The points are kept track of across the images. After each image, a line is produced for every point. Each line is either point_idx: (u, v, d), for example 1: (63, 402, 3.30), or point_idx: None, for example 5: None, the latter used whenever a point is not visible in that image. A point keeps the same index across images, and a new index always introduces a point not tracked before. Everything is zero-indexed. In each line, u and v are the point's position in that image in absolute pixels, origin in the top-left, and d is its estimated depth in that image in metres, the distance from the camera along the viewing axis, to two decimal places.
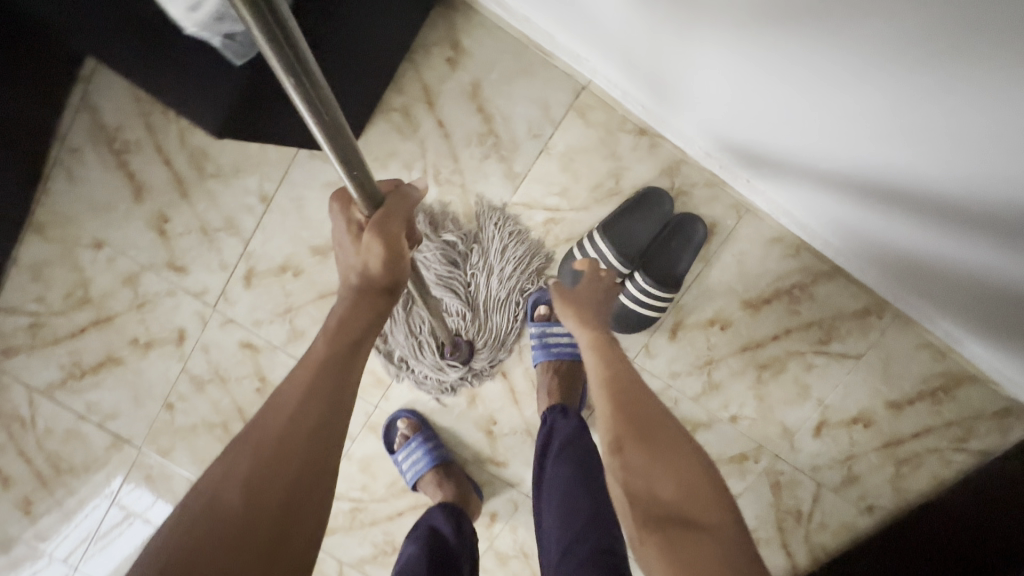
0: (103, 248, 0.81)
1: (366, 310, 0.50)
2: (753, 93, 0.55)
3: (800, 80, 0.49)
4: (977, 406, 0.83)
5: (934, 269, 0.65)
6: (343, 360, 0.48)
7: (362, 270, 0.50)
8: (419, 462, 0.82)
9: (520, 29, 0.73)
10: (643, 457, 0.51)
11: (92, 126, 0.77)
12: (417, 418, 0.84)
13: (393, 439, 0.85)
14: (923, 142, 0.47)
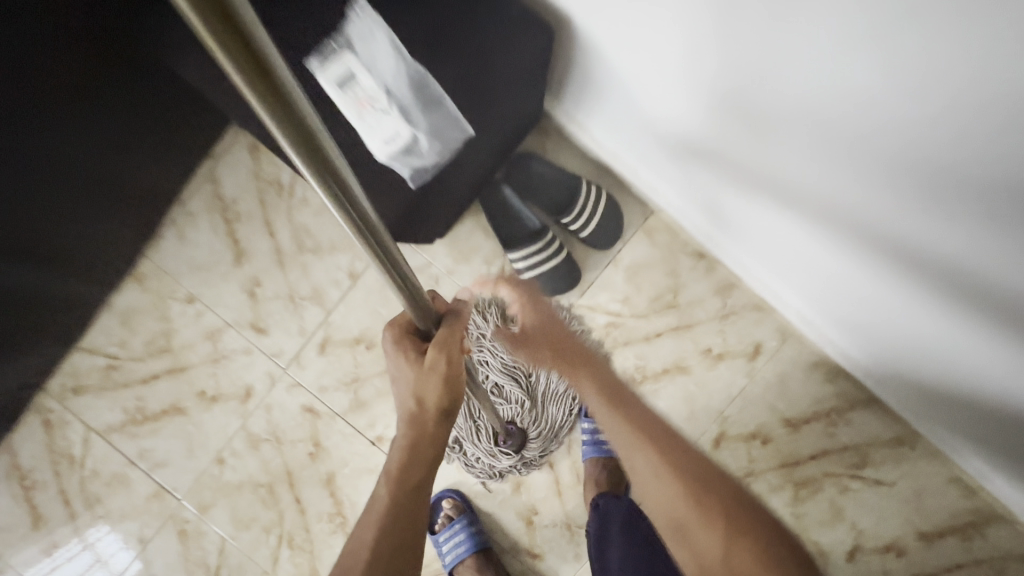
0: (194, 303, 0.87)
1: (428, 437, 0.53)
2: (812, 229, 0.62)
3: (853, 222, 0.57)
4: (1007, 547, 0.85)
5: (977, 408, 0.67)
6: (412, 495, 0.52)
7: (422, 398, 0.52)
8: (461, 545, 0.84)
9: (605, 157, 0.81)
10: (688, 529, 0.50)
11: (212, 196, 0.86)
12: (462, 499, 0.87)
13: (435, 519, 0.87)
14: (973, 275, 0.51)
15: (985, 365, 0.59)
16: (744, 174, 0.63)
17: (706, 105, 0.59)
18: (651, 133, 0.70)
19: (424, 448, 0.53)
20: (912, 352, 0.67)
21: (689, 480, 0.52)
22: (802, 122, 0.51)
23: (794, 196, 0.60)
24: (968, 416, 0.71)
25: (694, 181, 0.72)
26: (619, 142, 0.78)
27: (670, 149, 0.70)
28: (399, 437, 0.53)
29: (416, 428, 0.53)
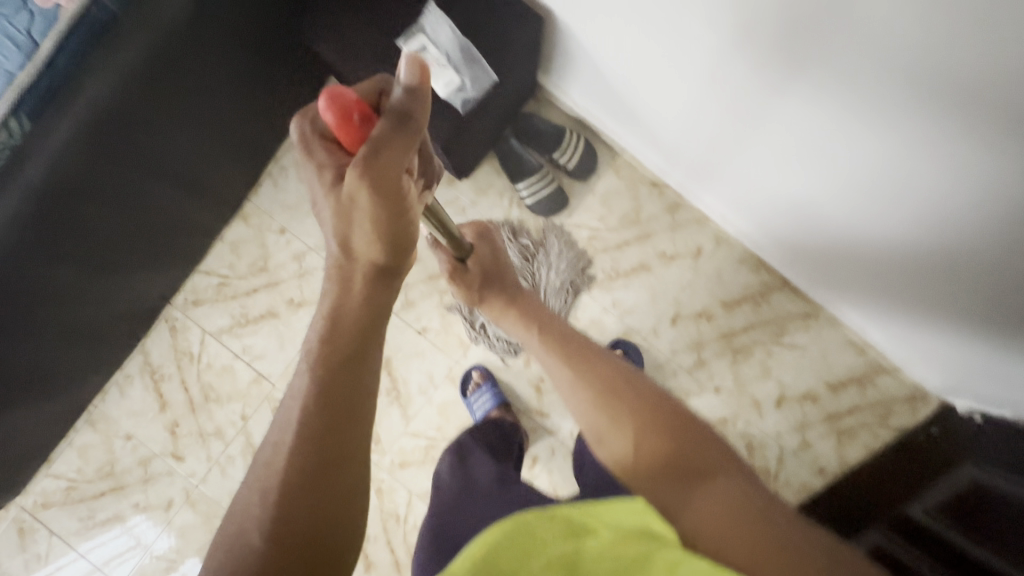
0: (285, 233, 1.18)
1: (361, 291, 0.56)
2: (786, 172, 0.89)
3: (820, 168, 0.83)
4: (892, 392, 1.15)
5: (880, 287, 0.99)
6: (347, 361, 0.54)
7: (350, 241, 0.55)
8: (488, 401, 1.12)
9: (581, 114, 1.13)
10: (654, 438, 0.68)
11: (299, 154, 1.17)
12: (487, 371, 1.16)
13: (467, 387, 1.16)
14: (893, 213, 0.81)
15: (902, 266, 0.89)
16: (723, 132, 0.91)
17: (740, 88, 0.80)
18: (634, 98, 0.99)
19: (358, 307, 0.55)
20: (843, 255, 0.97)
21: (596, 382, 0.76)
22: (812, 107, 0.74)
23: (779, 148, 0.85)
24: (863, 290, 1.02)
25: (663, 131, 1.02)
26: (590, 102, 1.09)
27: (655, 111, 0.98)
28: (330, 292, 0.56)
29: (346, 279, 0.56)
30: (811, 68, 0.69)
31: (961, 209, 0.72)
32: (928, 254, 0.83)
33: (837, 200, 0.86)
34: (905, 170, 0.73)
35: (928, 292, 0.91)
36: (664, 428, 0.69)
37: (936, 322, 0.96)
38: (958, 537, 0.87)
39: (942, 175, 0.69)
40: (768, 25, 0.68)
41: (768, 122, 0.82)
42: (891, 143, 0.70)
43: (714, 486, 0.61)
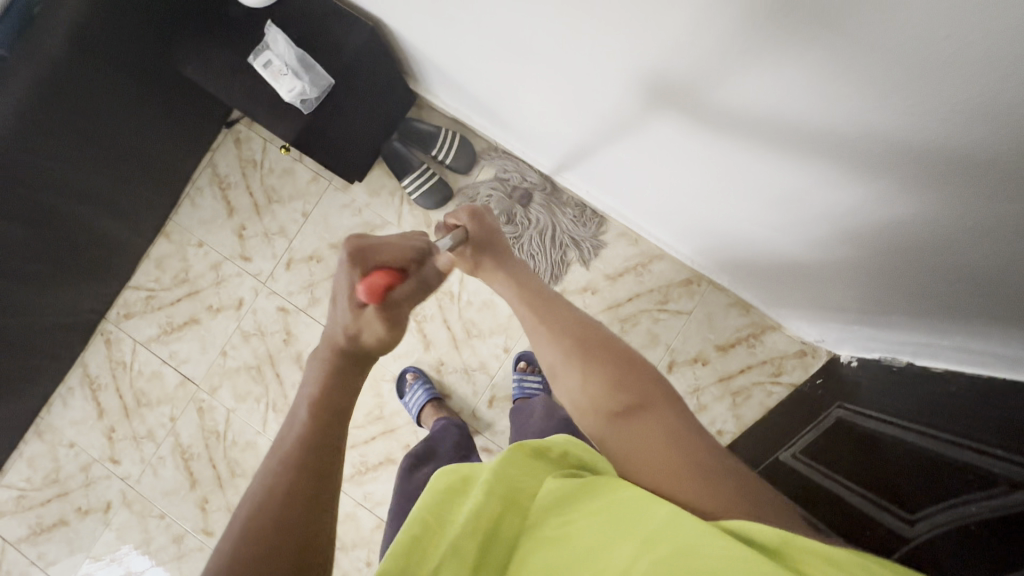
0: (203, 246, 1.30)
1: (340, 375, 0.51)
2: (710, 191, 0.87)
3: (745, 195, 0.81)
4: (782, 349, 1.18)
5: (796, 283, 0.98)
6: (332, 416, 0.50)
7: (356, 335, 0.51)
8: (421, 398, 1.17)
9: (456, 114, 1.24)
10: (600, 371, 0.64)
11: (211, 175, 1.31)
12: (420, 371, 1.23)
13: (403, 388, 1.23)
14: (815, 241, 0.80)
15: (824, 276, 0.89)
16: (658, 180, 0.96)
17: (665, 120, 0.76)
18: (503, 108, 1.07)
19: (340, 387, 0.51)
20: (768, 260, 0.97)
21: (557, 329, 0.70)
22: (737, 146, 0.70)
23: (701, 172, 0.83)
24: (772, 284, 1.06)
25: (553, 146, 1.11)
26: (459, 103, 1.20)
27: (587, 155, 1.05)
28: (319, 362, 0.52)
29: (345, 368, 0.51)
30: (708, 134, 0.72)
31: (880, 268, 0.75)
32: (847, 276, 0.83)
33: (764, 222, 0.85)
34: (833, 214, 0.70)
35: (854, 300, 0.90)
36: (610, 366, 0.65)
37: (843, 310, 0.97)
38: (812, 474, 0.95)
39: (871, 226, 0.67)
40: (675, 109, 0.72)
41: (691, 150, 0.79)
42: (815, 186, 0.67)
43: (653, 419, 0.60)
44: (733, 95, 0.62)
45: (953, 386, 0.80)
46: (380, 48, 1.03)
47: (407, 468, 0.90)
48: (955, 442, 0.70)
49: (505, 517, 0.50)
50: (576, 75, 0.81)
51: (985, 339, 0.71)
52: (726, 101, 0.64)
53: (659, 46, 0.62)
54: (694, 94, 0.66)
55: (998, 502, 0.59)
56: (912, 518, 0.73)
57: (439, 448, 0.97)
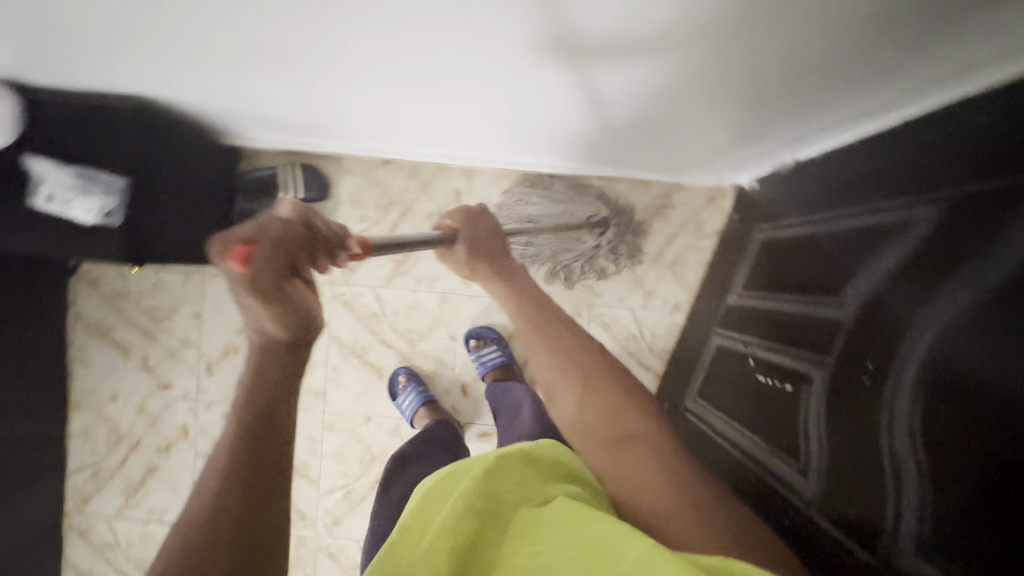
0: (118, 397, 1.23)
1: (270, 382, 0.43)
2: (538, 104, 0.80)
3: (570, 94, 0.75)
4: (693, 205, 1.19)
5: (667, 148, 0.96)
6: (275, 366, 0.44)
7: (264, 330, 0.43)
8: (414, 402, 1.15)
9: (283, 146, 1.17)
10: (597, 396, 0.71)
11: (85, 326, 1.22)
12: (413, 373, 1.20)
13: (396, 389, 1.19)
14: (661, 108, 0.76)
15: (686, 129, 0.85)
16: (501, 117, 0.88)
17: (453, 64, 0.68)
18: (310, 117, 0.98)
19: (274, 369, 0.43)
20: (633, 139, 0.93)
21: (559, 349, 0.76)
22: (531, 56, 0.64)
23: (520, 91, 0.76)
24: (649, 157, 1.03)
25: (376, 129, 1.01)
26: (275, 136, 1.11)
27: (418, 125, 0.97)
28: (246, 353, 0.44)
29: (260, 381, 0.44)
30: (498, 57, 0.65)
31: (726, 102, 0.71)
32: (702, 121, 0.80)
33: (605, 110, 0.80)
34: (655, 77, 0.65)
35: (723, 136, 0.87)
36: (608, 392, 0.71)
37: (717, 149, 0.96)
38: (754, 302, 0.94)
39: (696, 72, 0.62)
40: (457, 51, 0.64)
41: (496, 78, 0.72)
42: (621, 61, 0.62)
43: (649, 450, 0.65)
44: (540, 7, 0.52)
45: (836, 163, 0.82)
46: (164, 123, 0.94)
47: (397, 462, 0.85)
48: (863, 214, 0.72)
49: (484, 534, 0.51)
50: (347, 65, 0.72)
51: (848, 106, 0.70)
52: (518, 10, 0.53)
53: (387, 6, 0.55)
54: (472, 28, 0.58)
55: (909, 248, 0.61)
56: (842, 301, 0.70)
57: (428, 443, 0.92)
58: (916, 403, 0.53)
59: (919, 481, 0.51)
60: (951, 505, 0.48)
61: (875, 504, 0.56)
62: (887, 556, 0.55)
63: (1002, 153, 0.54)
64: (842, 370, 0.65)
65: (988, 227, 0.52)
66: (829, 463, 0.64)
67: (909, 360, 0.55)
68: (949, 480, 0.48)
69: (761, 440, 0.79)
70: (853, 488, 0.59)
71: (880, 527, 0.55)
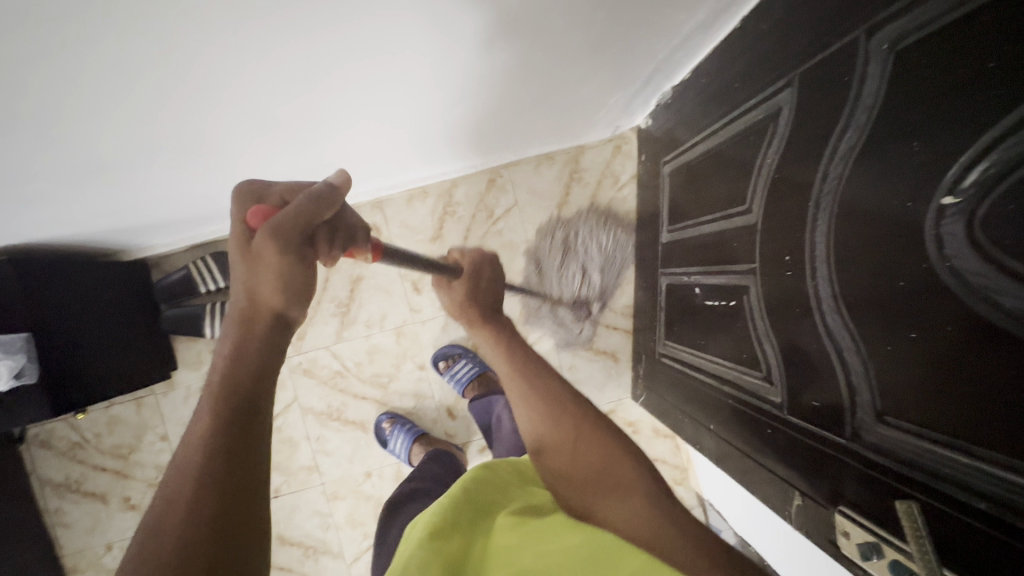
0: (112, 545, 1.18)
1: (265, 335, 0.47)
2: (406, 118, 0.79)
3: (430, 96, 0.73)
4: (602, 159, 1.20)
5: (552, 117, 0.96)
6: (252, 383, 0.44)
7: (256, 294, 0.47)
8: (405, 442, 1.12)
9: (185, 243, 1.13)
10: (604, 413, 0.72)
11: (52, 490, 1.16)
12: (395, 414, 1.18)
13: (384, 437, 1.17)
14: (524, 79, 0.74)
15: (559, 94, 0.84)
16: (381, 147, 0.88)
17: (299, 108, 0.66)
18: (191, 207, 0.94)
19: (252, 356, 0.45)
20: (517, 120, 0.92)
21: None
22: (370, 73, 0.62)
23: (381, 111, 0.74)
24: (540, 131, 1.03)
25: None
26: (170, 237, 1.08)
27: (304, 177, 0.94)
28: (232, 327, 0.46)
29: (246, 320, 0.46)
30: (338, 86, 0.63)
31: (580, 54, 0.71)
32: (568, 81, 0.80)
33: (471, 100, 0.78)
34: (500, 51, 0.64)
35: (596, 88, 0.87)
36: (615, 415, 0.72)
37: (599, 102, 0.96)
38: (680, 231, 0.95)
39: (534, 32, 0.61)
40: (294, 94, 0.62)
41: (351, 107, 0.70)
42: (456, 46, 0.60)
43: (632, 497, 0.55)
44: (352, 34, 0.52)
45: (705, 78, 0.82)
46: (47, 264, 0.89)
47: (390, 511, 0.84)
48: (739, 117, 0.73)
49: (472, 544, 0.51)
50: (196, 145, 0.68)
51: (683, 27, 0.71)
52: (328, 34, 0.51)
53: (196, 79, 0.52)
54: (296, 67, 0.56)
55: (785, 136, 0.62)
56: (747, 206, 0.70)
57: (421, 483, 0.90)
58: (833, 277, 0.55)
59: (858, 342, 0.53)
60: (889, 350, 0.50)
61: (829, 379, 0.57)
62: (854, 429, 0.55)
63: (825, 27, 0.55)
64: (768, 269, 0.66)
65: (834, 94, 0.53)
66: (783, 358, 0.65)
67: (816, 239, 0.56)
68: (880, 328, 0.50)
69: (728, 361, 0.79)
70: (810, 372, 0.60)
71: (841, 402, 0.56)
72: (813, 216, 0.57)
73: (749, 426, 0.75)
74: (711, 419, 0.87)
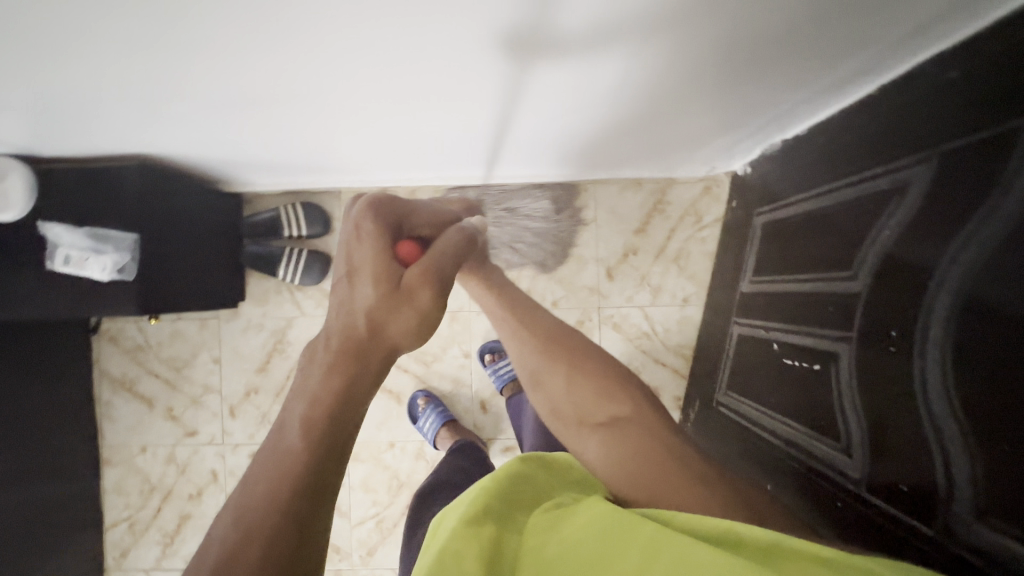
0: (147, 449, 1.25)
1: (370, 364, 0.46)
2: (528, 118, 0.81)
3: (561, 107, 0.75)
4: (689, 196, 1.19)
5: (658, 145, 0.96)
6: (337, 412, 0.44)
7: (382, 324, 0.46)
8: (435, 422, 1.15)
9: (282, 187, 1.20)
10: (586, 391, 0.68)
11: (110, 382, 1.25)
12: (430, 394, 1.20)
13: (416, 413, 1.20)
14: (655, 107, 0.76)
15: (677, 124, 0.85)
16: (491, 138, 0.91)
17: (437, 94, 0.70)
18: (300, 155, 0.99)
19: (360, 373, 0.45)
20: (625, 140, 0.93)
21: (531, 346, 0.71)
22: (517, 79, 0.65)
23: (507, 107, 0.77)
24: (643, 154, 1.03)
25: (369, 162, 1.04)
26: (272, 179, 1.14)
27: (408, 151, 0.98)
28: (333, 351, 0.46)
29: (362, 358, 0.45)
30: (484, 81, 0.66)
31: (715, 92, 0.71)
32: (690, 113, 0.80)
33: (593, 116, 0.80)
34: (647, 84, 0.66)
35: (713, 124, 0.87)
36: (593, 378, 0.69)
37: (707, 139, 0.96)
38: (765, 284, 0.94)
39: (686, 72, 0.63)
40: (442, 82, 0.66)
41: (481, 99, 0.73)
42: (607, 74, 0.63)
43: (630, 428, 0.64)
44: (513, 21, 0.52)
45: (824, 137, 0.81)
46: (165, 177, 0.97)
47: (422, 499, 0.83)
48: (857, 181, 0.71)
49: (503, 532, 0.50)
50: (338, 104, 0.73)
51: (813, 82, 0.70)
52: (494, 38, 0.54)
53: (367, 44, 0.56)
54: (454, 62, 0.59)
55: (912, 210, 0.60)
56: (852, 272, 0.68)
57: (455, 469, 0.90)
58: (948, 363, 0.52)
59: (967, 436, 0.50)
60: (1003, 451, 0.47)
61: (923, 464, 0.55)
62: (947, 523, 0.53)
63: (983, 111, 0.54)
64: (866, 341, 0.64)
65: (984, 181, 0.51)
66: (869, 434, 0.63)
67: (931, 324, 0.55)
68: (996, 427, 0.48)
69: (800, 425, 0.77)
70: (900, 453, 0.58)
71: (935, 492, 0.54)
72: (931, 300, 0.55)
73: (814, 493, 0.73)
74: (769, 478, 0.84)
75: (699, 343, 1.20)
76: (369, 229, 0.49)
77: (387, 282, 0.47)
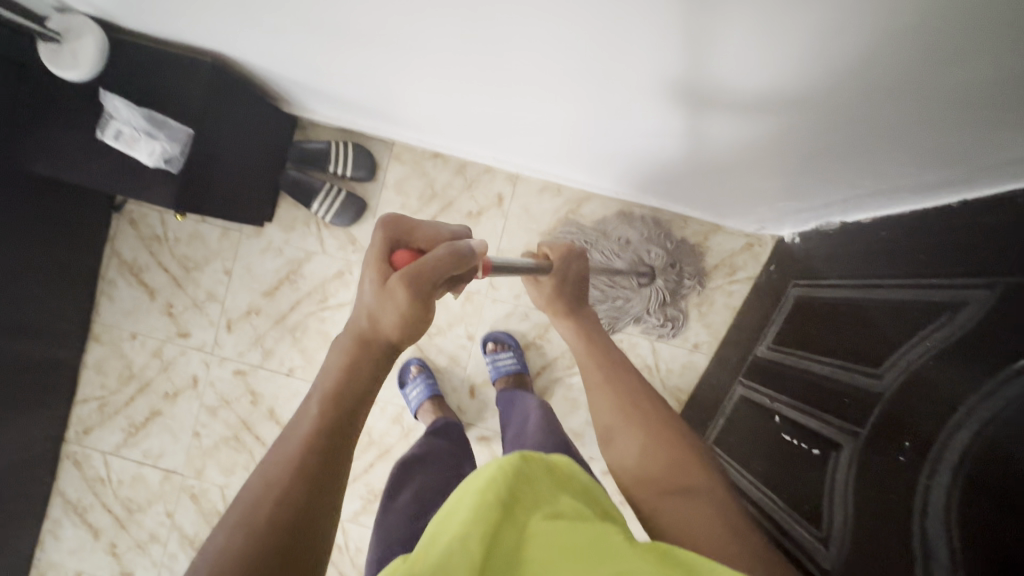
0: (137, 337, 1.26)
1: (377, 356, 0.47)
2: (605, 131, 0.81)
3: (641, 128, 0.75)
4: (729, 248, 1.19)
5: (717, 191, 0.96)
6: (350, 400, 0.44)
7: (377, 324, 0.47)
8: (422, 393, 1.15)
9: (338, 123, 1.19)
10: (662, 450, 0.64)
11: (119, 263, 1.25)
12: (424, 364, 1.21)
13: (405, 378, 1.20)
14: (731, 153, 0.74)
15: (744, 178, 0.84)
16: (560, 137, 0.91)
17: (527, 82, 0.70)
18: (367, 96, 0.98)
19: (365, 368, 0.46)
20: (688, 177, 0.92)
21: (611, 399, 0.72)
22: (610, 87, 0.64)
23: (589, 117, 0.76)
24: (701, 195, 1.02)
25: (432, 123, 1.03)
26: (332, 112, 1.13)
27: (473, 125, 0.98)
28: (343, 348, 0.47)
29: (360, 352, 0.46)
30: (577, 82, 0.66)
31: (797, 159, 0.70)
32: (761, 172, 0.79)
33: (669, 146, 0.79)
34: (734, 125, 0.65)
35: (781, 188, 0.86)
36: (671, 441, 0.64)
37: (768, 199, 0.95)
38: (781, 356, 0.94)
39: (776, 124, 0.61)
40: (537, 71, 0.65)
41: (567, 102, 0.73)
42: (699, 105, 0.62)
43: (705, 497, 0.56)
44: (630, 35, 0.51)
45: (886, 232, 0.80)
46: (232, 80, 0.96)
47: (406, 466, 0.82)
48: (906, 286, 0.70)
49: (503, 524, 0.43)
50: (427, 64, 0.73)
51: (896, 178, 0.69)
52: (605, 40, 0.53)
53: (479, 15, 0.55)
54: (558, 54, 0.59)
55: (958, 331, 0.58)
56: (880, 374, 0.68)
57: (440, 446, 0.89)
58: (955, 491, 0.51)
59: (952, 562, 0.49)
60: None
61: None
62: None
63: None
64: (876, 446, 0.64)
65: None
66: (852, 532, 0.63)
67: (946, 446, 0.54)
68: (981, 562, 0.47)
69: (783, 503, 0.78)
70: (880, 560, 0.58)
71: None
72: (952, 422, 0.54)
73: None
74: None
75: (696, 391, 1.20)
76: (375, 241, 0.50)
77: (380, 280, 0.48)
